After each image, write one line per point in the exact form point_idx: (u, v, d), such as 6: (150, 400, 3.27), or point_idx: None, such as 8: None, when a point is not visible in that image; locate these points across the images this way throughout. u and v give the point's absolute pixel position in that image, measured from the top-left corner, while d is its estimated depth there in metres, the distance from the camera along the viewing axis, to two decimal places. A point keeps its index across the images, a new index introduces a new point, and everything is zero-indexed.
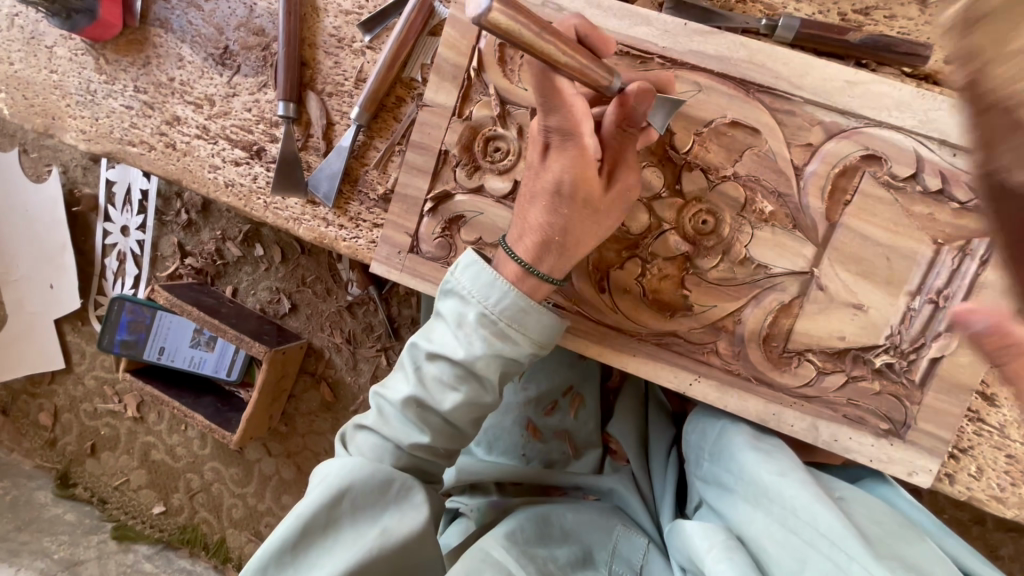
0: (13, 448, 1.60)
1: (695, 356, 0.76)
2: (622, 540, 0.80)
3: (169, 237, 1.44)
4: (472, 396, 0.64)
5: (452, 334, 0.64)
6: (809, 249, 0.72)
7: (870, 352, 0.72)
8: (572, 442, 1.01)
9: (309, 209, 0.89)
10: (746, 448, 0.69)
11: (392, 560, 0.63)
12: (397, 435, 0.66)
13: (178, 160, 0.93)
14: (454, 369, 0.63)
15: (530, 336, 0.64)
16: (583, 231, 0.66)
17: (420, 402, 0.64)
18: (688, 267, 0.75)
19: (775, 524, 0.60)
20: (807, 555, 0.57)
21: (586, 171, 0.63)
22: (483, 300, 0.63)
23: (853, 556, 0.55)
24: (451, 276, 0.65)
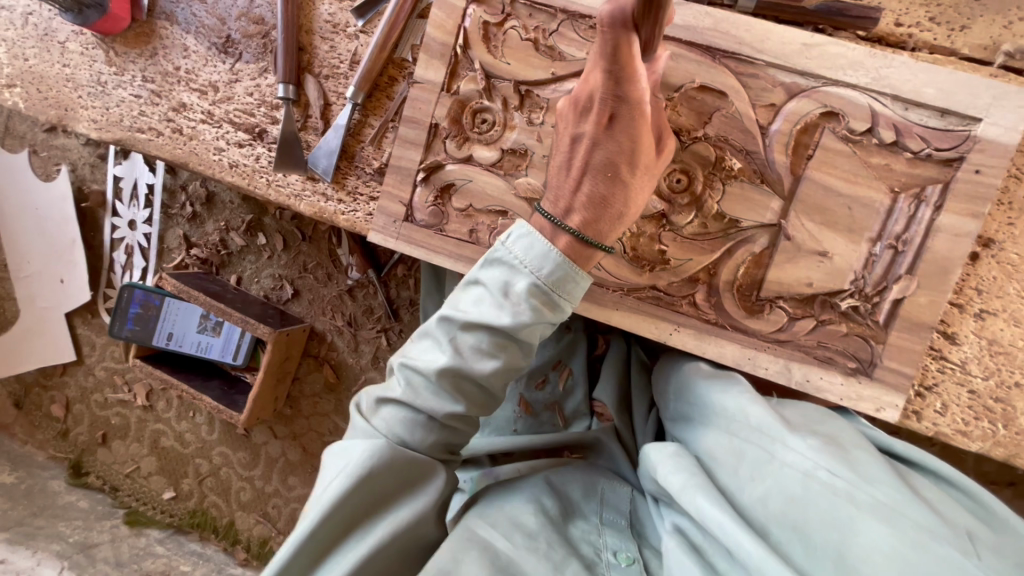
0: (27, 440, 1.64)
1: (674, 308, 0.81)
2: (608, 492, 0.84)
3: (175, 229, 1.50)
4: (509, 361, 0.66)
5: (496, 302, 0.64)
6: (776, 203, 0.77)
7: (836, 297, 0.77)
8: (561, 413, 1.07)
9: (310, 185, 0.94)
10: (703, 384, 0.76)
11: (405, 541, 0.66)
12: (431, 406, 0.65)
13: (185, 144, 0.98)
14: (494, 336, 0.64)
15: (566, 308, 0.67)
16: (639, 198, 0.70)
17: (460, 373, 0.64)
18: (665, 224, 0.80)
19: (725, 437, 0.67)
20: (744, 450, 0.63)
21: (648, 140, 0.68)
22: (532, 269, 0.64)
23: (774, 436, 0.62)
24: (502, 245, 0.66)
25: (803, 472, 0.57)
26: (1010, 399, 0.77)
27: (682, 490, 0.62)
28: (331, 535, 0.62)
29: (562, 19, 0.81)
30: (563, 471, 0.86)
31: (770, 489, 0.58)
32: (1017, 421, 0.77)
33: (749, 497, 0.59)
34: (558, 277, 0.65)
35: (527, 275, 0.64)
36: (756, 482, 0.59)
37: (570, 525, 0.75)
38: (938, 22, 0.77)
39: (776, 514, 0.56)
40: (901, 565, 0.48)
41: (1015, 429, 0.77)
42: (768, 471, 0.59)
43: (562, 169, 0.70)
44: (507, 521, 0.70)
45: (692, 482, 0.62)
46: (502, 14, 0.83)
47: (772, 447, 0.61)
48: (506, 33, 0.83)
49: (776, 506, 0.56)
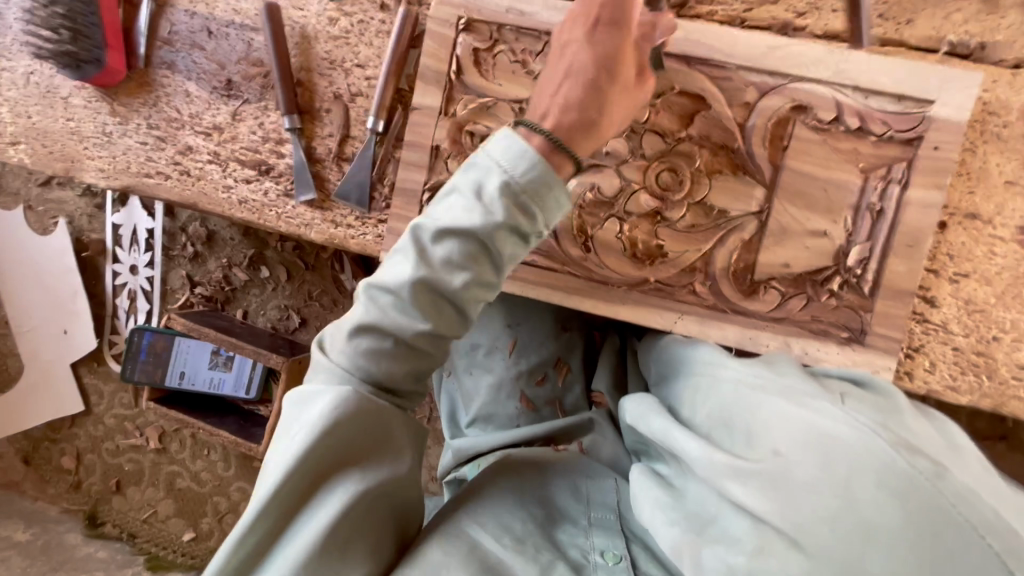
0: (38, 495, 1.63)
1: (675, 297, 0.87)
2: (594, 490, 0.88)
3: (177, 271, 1.52)
4: (478, 275, 0.69)
5: (469, 206, 0.68)
6: (760, 192, 0.84)
7: (823, 274, 0.83)
8: (562, 408, 1.16)
9: (319, 214, 0.99)
10: (681, 347, 0.83)
11: (365, 508, 0.68)
12: (399, 323, 0.68)
13: (194, 185, 1.02)
14: (466, 243, 0.68)
15: (538, 214, 0.70)
16: (613, 110, 0.75)
17: (425, 281, 0.68)
18: (659, 220, 0.87)
19: (688, 381, 0.74)
20: (699, 384, 0.71)
21: (627, 64, 0.74)
22: (507, 169, 0.68)
23: (721, 364, 0.69)
24: (481, 151, 0.71)
25: (735, 381, 0.63)
26: (990, 352, 0.83)
27: (642, 417, 0.71)
28: (291, 498, 0.66)
29: (546, 40, 0.87)
30: (548, 475, 0.91)
31: (710, 404, 0.65)
32: (999, 372, 0.83)
33: (697, 416, 0.66)
34: (530, 178, 0.68)
35: (496, 177, 0.68)
36: (702, 404, 0.66)
37: (557, 531, 0.80)
38: (886, 17, 0.84)
39: (715, 420, 0.62)
40: (787, 422, 0.52)
41: (998, 379, 0.83)
42: (712, 391, 0.66)
43: (550, 80, 0.75)
44: (498, 527, 0.76)
45: (653, 408, 0.70)
46: (490, 39, 0.89)
47: (718, 372, 0.68)
48: (496, 57, 0.89)
49: (712, 416, 0.63)
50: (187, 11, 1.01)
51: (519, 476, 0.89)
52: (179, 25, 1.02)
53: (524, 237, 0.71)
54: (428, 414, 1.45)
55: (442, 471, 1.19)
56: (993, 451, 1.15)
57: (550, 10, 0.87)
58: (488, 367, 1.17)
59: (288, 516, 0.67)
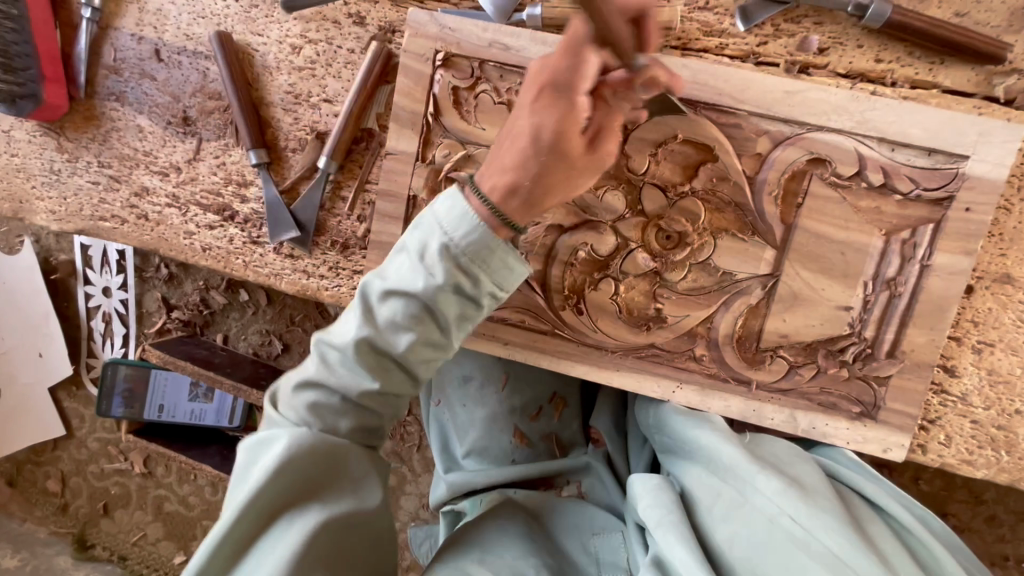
0: (26, 517, 1.61)
1: (674, 364, 0.80)
2: (602, 547, 0.86)
3: (152, 293, 1.45)
4: (422, 335, 0.64)
5: (413, 268, 0.62)
6: (770, 253, 0.76)
7: (838, 344, 0.76)
8: (558, 443, 1.11)
9: (289, 262, 0.91)
10: (678, 419, 0.77)
11: (332, 543, 0.63)
12: (343, 381, 0.64)
13: (152, 230, 0.94)
14: (408, 307, 0.63)
15: (490, 278, 0.63)
16: (555, 185, 0.62)
17: (363, 340, 0.64)
18: (658, 281, 0.79)
19: (702, 470, 0.69)
20: (720, 489, 0.66)
21: (569, 132, 0.60)
22: (445, 229, 0.61)
23: (745, 477, 0.64)
24: (429, 209, 0.64)
25: (767, 518, 0.60)
26: (1011, 426, 0.78)
27: (658, 527, 0.64)
28: (251, 533, 0.62)
29: None
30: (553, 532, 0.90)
31: (739, 532, 0.61)
32: (1019, 447, 0.78)
33: (718, 537, 0.63)
34: (475, 243, 0.61)
35: (442, 235, 0.61)
36: (727, 523, 0.63)
37: None
38: (919, 56, 0.75)
39: (746, 561, 0.60)
40: None
41: (1019, 455, 0.77)
42: (740, 516, 0.62)
43: (503, 137, 0.65)
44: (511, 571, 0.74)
45: (668, 517, 0.65)
46: (472, 77, 0.79)
47: (745, 489, 0.64)
48: (478, 96, 0.79)
49: (741, 552, 0.61)
50: (134, 36, 0.91)
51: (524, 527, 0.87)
52: (126, 51, 0.91)
53: (473, 294, 0.64)
54: (417, 442, 1.40)
55: (432, 502, 1.15)
56: (999, 490, 1.11)
57: (538, 45, 0.77)
58: (482, 400, 1.11)
59: (237, 563, 0.61)
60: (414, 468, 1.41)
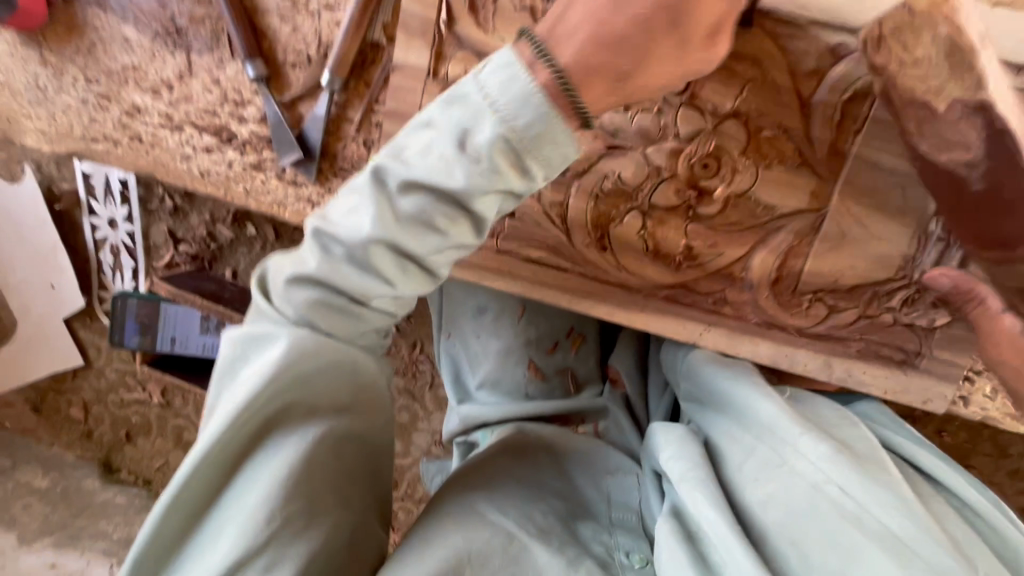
0: (52, 442, 1.65)
1: (705, 306, 0.75)
2: (614, 488, 0.84)
3: (159, 225, 1.42)
4: (452, 237, 0.58)
5: (451, 157, 0.54)
6: (819, 186, 0.69)
7: (886, 287, 0.70)
8: (573, 379, 1.09)
9: (292, 190, 0.85)
10: (710, 369, 0.72)
11: (330, 458, 0.61)
12: (349, 285, 0.57)
13: (147, 153, 0.88)
14: (440, 201, 0.56)
15: (539, 173, 0.57)
16: (655, 73, 0.58)
17: (389, 242, 0.56)
18: (691, 216, 0.72)
19: (735, 425, 0.64)
20: (755, 448, 0.60)
21: (695, 11, 0.56)
22: (501, 109, 0.54)
23: (788, 439, 0.58)
24: (478, 78, 0.55)
25: (811, 485, 0.54)
26: None
27: (681, 480, 0.60)
28: (242, 444, 0.57)
29: None
30: (564, 474, 0.86)
31: (775, 495, 0.55)
32: None
33: (749, 497, 0.56)
34: (523, 131, 0.54)
35: (489, 120, 0.54)
36: (760, 483, 0.57)
37: (580, 525, 0.74)
38: None
39: (780, 526, 0.53)
40: None
41: None
42: (777, 477, 0.56)
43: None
44: (519, 509, 0.70)
45: (694, 471, 0.60)
46: None
47: (784, 450, 0.58)
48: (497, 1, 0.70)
49: (775, 515, 0.54)
50: None
51: (533, 469, 0.83)
52: None
53: (510, 193, 0.58)
54: (429, 380, 1.40)
55: (446, 434, 1.15)
56: None
57: None
58: (496, 332, 1.08)
59: (228, 478, 0.57)
60: (426, 405, 1.42)
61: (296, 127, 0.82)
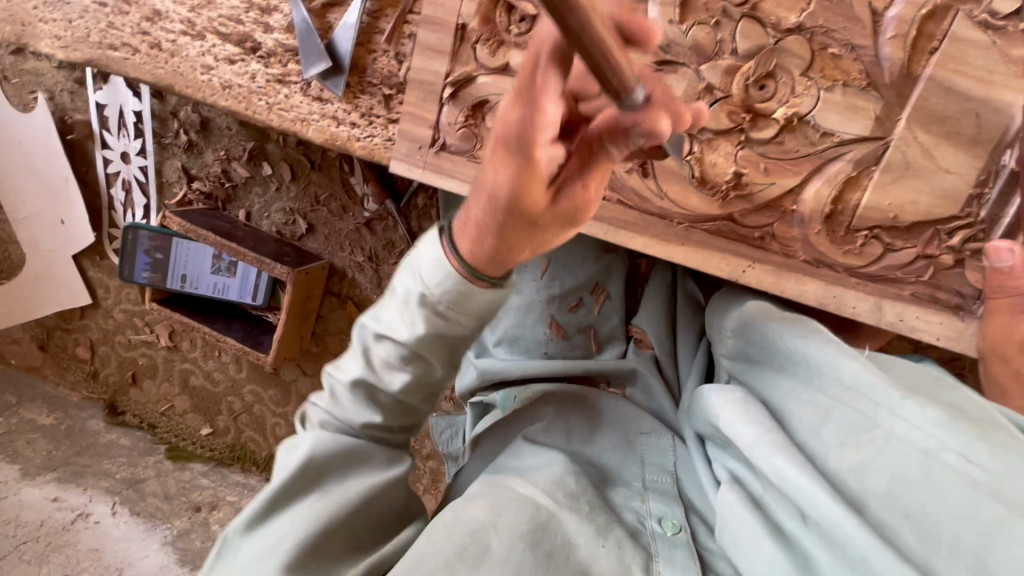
0: (59, 381, 1.66)
1: (751, 241, 0.71)
2: (649, 451, 0.81)
3: (172, 161, 1.38)
4: (418, 373, 0.64)
5: (401, 313, 0.61)
6: (885, 111, 0.64)
7: (948, 226, 0.66)
8: (595, 337, 1.07)
9: (317, 106, 0.81)
10: (773, 325, 0.65)
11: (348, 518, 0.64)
12: (349, 416, 0.67)
13: (166, 63, 0.84)
14: (401, 351, 0.62)
15: (466, 319, 0.60)
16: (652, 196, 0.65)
17: (369, 383, 0.65)
18: (742, 142, 0.68)
19: (801, 385, 0.57)
20: (832, 409, 0.51)
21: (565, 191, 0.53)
22: (426, 280, 0.58)
23: (876, 397, 0.48)
24: (416, 249, 0.61)
25: (916, 449, 0.43)
26: None
27: (752, 447, 0.54)
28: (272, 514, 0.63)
29: None
30: (600, 425, 0.86)
31: (872, 460, 0.46)
32: None
33: (835, 464, 0.48)
34: (449, 290, 0.57)
35: (417, 284, 0.59)
36: (847, 448, 0.48)
37: (610, 490, 0.74)
38: None
39: (883, 497, 0.44)
40: None
41: None
42: (868, 440, 0.47)
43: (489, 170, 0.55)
44: (549, 479, 0.70)
45: (764, 438, 0.54)
46: None
47: (873, 411, 0.48)
48: None
49: (875, 482, 0.45)
50: None
51: (563, 420, 0.85)
52: None
53: (456, 344, 0.64)
54: None
55: (460, 391, 1.13)
56: None
57: None
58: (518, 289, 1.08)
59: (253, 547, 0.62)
60: None
61: (326, 37, 0.78)
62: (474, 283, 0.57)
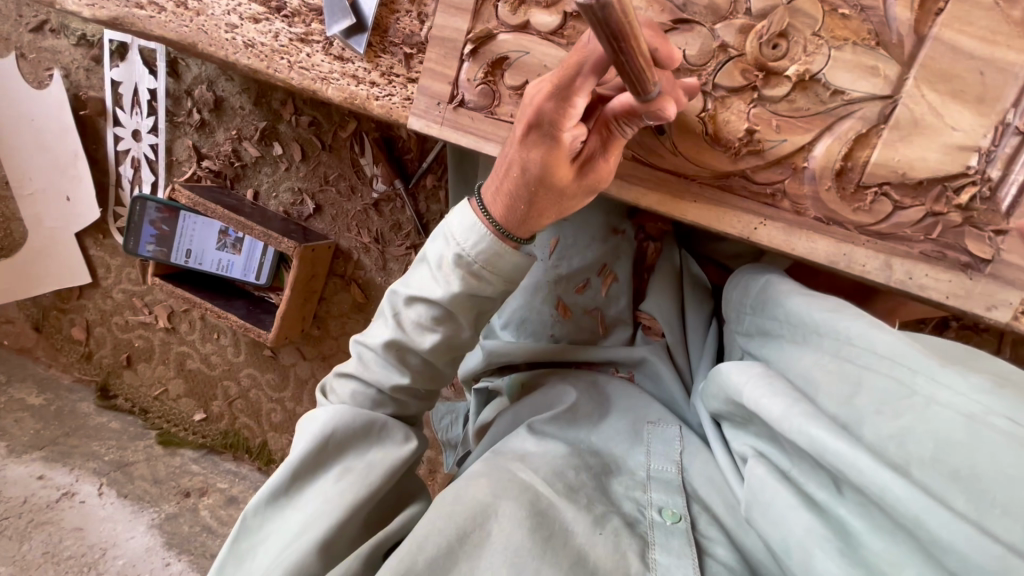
0: (51, 363, 1.63)
1: (761, 198, 0.72)
2: (654, 437, 0.78)
3: (183, 140, 1.39)
4: (448, 334, 0.71)
5: (433, 276, 0.69)
6: (892, 70, 0.66)
7: (956, 183, 0.67)
8: (601, 320, 1.03)
9: (338, 65, 0.83)
10: (798, 301, 0.65)
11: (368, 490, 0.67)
12: (379, 379, 0.73)
13: (190, 21, 0.86)
14: (433, 311, 0.70)
15: (496, 281, 0.68)
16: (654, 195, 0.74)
17: (401, 344, 0.72)
18: (755, 99, 0.70)
19: (828, 357, 0.55)
20: (863, 378, 0.50)
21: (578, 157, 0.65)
22: (460, 243, 0.66)
23: (912, 366, 0.47)
24: (445, 220, 0.69)
25: (963, 415, 0.42)
26: None
27: (780, 417, 0.52)
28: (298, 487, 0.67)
29: None
30: (606, 411, 0.85)
31: (912, 427, 0.44)
32: None
33: (869, 432, 0.46)
34: (484, 252, 0.66)
35: (451, 248, 0.67)
36: (882, 416, 0.46)
37: (613, 480, 0.72)
38: None
39: (927, 461, 0.42)
40: None
41: None
42: (904, 407, 0.45)
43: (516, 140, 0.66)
44: (548, 470, 0.69)
45: (792, 407, 0.52)
46: None
47: (908, 379, 0.46)
48: None
49: (915, 446, 0.43)
50: None
51: (568, 403, 0.85)
52: None
53: (486, 303, 0.71)
54: None
55: (464, 374, 1.13)
56: None
57: None
58: None
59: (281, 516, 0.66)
60: None
61: None
62: (505, 243, 0.66)
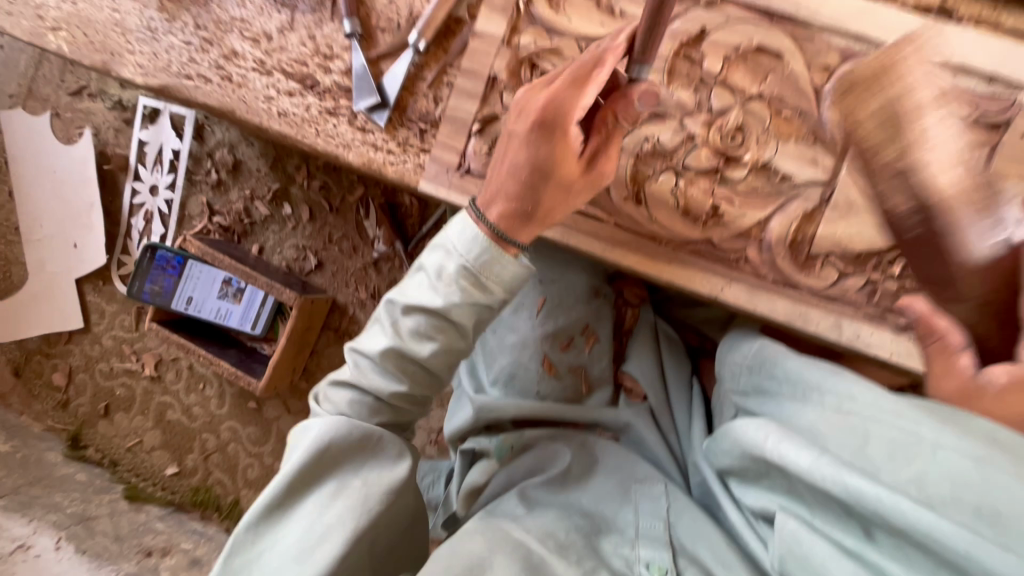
0: (23, 410, 1.59)
1: (727, 262, 0.83)
2: (643, 499, 0.82)
3: (197, 196, 1.49)
4: (446, 343, 0.76)
5: (432, 285, 0.74)
6: (829, 160, 0.80)
7: (890, 256, 0.79)
8: (585, 378, 1.08)
9: (360, 135, 0.95)
10: (795, 363, 0.73)
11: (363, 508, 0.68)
12: (375, 386, 0.75)
13: (233, 92, 0.98)
14: (431, 318, 0.74)
15: (495, 288, 0.75)
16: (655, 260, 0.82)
17: (398, 350, 0.75)
18: (718, 178, 0.82)
19: (827, 412, 0.63)
20: (870, 431, 0.57)
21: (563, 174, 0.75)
22: (462, 254, 0.73)
23: (913, 417, 0.54)
24: (445, 232, 0.76)
25: (973, 458, 0.49)
26: None
27: (807, 471, 0.57)
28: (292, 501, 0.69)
29: None
30: (596, 471, 0.89)
31: (926, 472, 0.51)
32: None
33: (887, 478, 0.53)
34: (485, 260, 0.73)
35: (452, 259, 0.74)
36: (905, 465, 0.53)
37: (602, 539, 0.76)
38: None
39: (948, 498, 0.49)
40: None
41: None
42: (917, 454, 0.52)
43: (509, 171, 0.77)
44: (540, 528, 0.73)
45: (818, 459, 0.57)
46: None
47: (914, 426, 0.54)
48: None
49: (938, 490, 0.50)
50: None
51: (563, 465, 0.88)
52: None
53: (484, 308, 0.76)
54: None
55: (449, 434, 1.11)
56: None
57: None
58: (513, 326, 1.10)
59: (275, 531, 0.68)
60: None
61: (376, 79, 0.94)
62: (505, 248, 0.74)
